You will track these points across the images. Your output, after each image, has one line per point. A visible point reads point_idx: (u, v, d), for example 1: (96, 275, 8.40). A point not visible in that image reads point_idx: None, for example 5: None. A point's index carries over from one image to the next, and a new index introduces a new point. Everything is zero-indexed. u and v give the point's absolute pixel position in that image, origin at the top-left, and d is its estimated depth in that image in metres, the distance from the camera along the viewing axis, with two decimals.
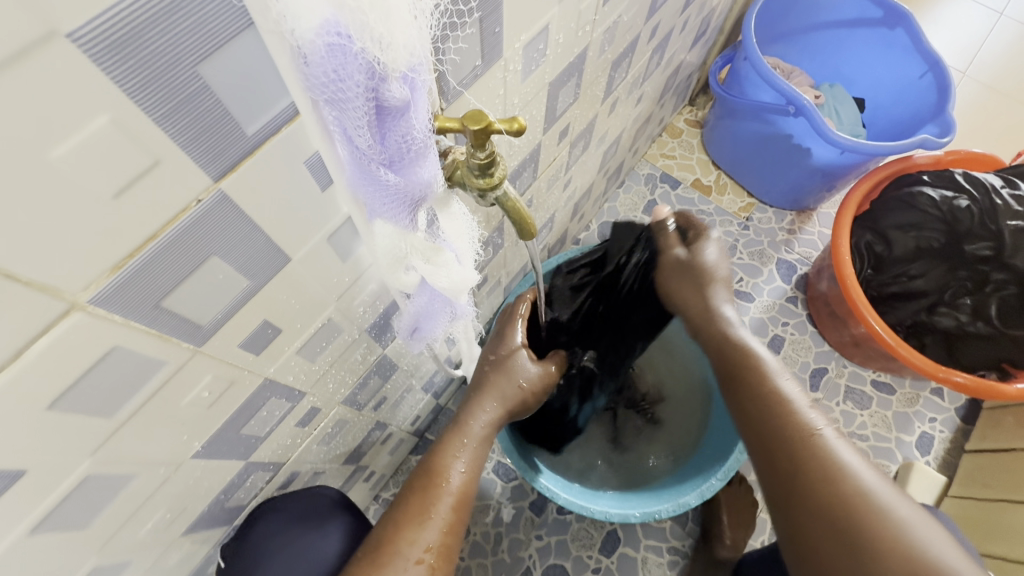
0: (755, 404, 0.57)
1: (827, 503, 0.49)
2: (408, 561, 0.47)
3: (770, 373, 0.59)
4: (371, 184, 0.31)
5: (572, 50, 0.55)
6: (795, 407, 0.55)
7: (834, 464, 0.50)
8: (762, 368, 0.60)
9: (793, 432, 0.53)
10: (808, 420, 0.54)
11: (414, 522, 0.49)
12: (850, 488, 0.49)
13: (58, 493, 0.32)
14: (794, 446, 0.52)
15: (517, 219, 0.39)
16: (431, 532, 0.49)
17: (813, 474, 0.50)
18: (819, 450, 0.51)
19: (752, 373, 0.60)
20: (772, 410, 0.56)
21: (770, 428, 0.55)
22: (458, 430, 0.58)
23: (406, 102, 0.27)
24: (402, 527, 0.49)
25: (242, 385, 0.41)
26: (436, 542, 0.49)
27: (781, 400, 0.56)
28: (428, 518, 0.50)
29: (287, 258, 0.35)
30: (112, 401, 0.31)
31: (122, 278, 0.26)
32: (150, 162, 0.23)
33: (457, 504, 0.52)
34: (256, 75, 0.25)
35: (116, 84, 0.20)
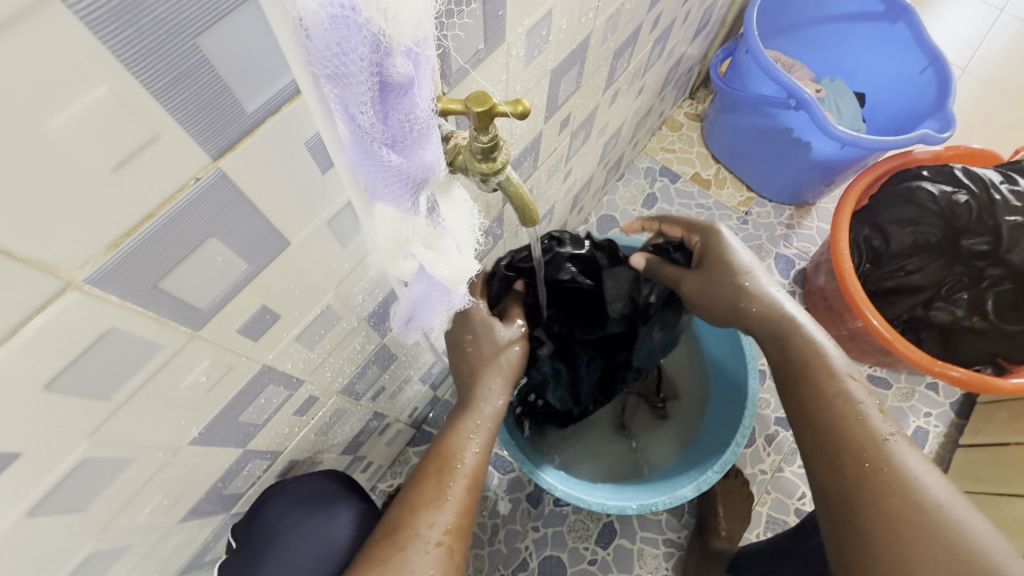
0: (814, 400, 0.54)
1: (895, 512, 0.45)
2: (427, 543, 0.46)
3: (838, 372, 0.55)
4: (373, 164, 0.30)
5: (575, 38, 0.55)
6: (863, 408, 0.52)
7: (904, 470, 0.47)
8: (827, 363, 0.56)
9: (858, 435, 0.50)
10: (876, 424, 0.51)
11: (431, 504, 0.49)
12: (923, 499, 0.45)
13: (57, 474, 0.32)
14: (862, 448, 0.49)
15: (520, 205, 0.39)
16: (447, 514, 0.48)
17: (880, 480, 0.47)
18: (887, 457, 0.48)
19: (818, 370, 0.56)
20: (835, 410, 0.53)
21: (835, 428, 0.52)
22: (468, 413, 0.57)
23: (410, 79, 0.26)
24: (419, 510, 0.48)
25: (240, 371, 0.40)
26: (454, 524, 0.48)
27: (848, 400, 0.53)
28: (445, 501, 0.49)
29: (286, 242, 0.35)
30: (110, 383, 0.30)
31: (119, 257, 0.25)
32: (148, 136, 0.22)
33: (472, 486, 0.51)
34: (257, 49, 0.24)
35: (112, 52, 0.20)
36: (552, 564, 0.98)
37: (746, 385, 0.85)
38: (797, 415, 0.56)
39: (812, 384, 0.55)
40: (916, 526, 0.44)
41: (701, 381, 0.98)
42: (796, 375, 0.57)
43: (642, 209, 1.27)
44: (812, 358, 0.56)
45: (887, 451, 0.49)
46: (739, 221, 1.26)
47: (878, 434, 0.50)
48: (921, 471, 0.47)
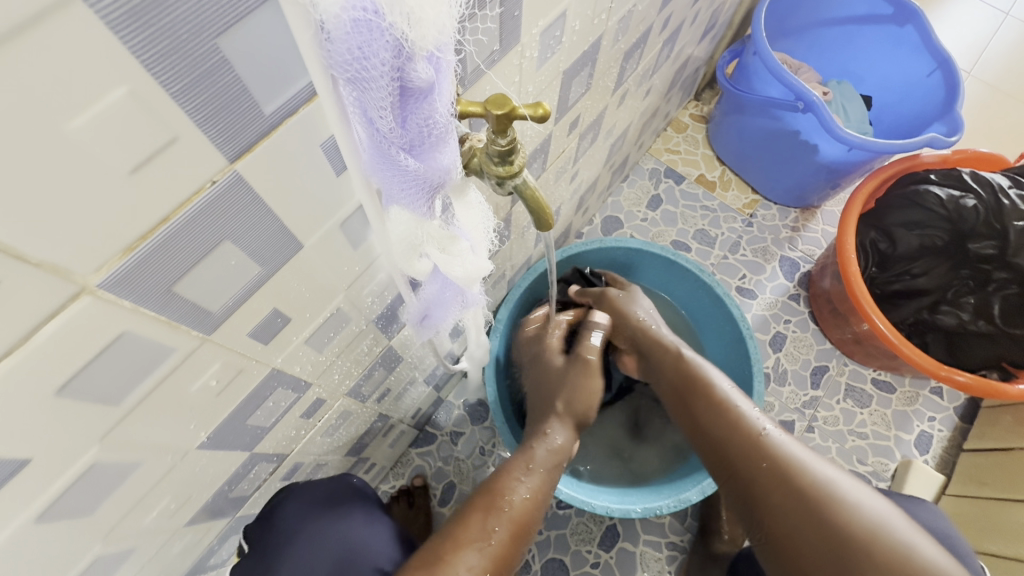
0: (706, 418, 0.61)
1: (786, 503, 0.52)
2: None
3: (716, 382, 0.62)
4: (390, 169, 0.30)
5: (587, 39, 0.54)
6: (744, 412, 0.59)
7: (791, 462, 0.54)
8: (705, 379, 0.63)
9: (743, 442, 0.57)
10: (756, 423, 0.58)
11: (470, 542, 0.48)
12: (815, 488, 0.52)
13: (65, 480, 0.31)
14: (747, 449, 0.56)
15: (536, 209, 0.38)
16: (481, 557, 0.47)
17: (769, 477, 0.54)
18: (767, 451, 0.55)
19: (701, 387, 0.63)
20: (721, 418, 0.59)
21: (725, 440, 0.58)
22: (520, 459, 0.58)
23: (430, 84, 0.26)
24: (455, 546, 0.48)
25: (249, 374, 0.40)
26: (485, 569, 0.47)
27: (730, 407, 0.60)
28: (484, 543, 0.48)
29: (299, 244, 0.34)
30: (120, 388, 0.30)
31: (132, 262, 0.24)
32: (168, 138, 0.22)
33: (514, 531, 0.51)
34: (277, 49, 0.24)
35: (132, 53, 0.19)
36: (554, 567, 0.98)
37: (751, 389, 0.84)
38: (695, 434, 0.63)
39: (700, 404, 0.62)
40: (813, 518, 0.50)
41: None
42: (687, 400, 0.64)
43: (647, 210, 1.27)
44: (695, 376, 0.64)
45: (772, 448, 0.55)
46: (743, 223, 1.26)
47: (756, 432, 0.57)
48: (805, 458, 0.54)
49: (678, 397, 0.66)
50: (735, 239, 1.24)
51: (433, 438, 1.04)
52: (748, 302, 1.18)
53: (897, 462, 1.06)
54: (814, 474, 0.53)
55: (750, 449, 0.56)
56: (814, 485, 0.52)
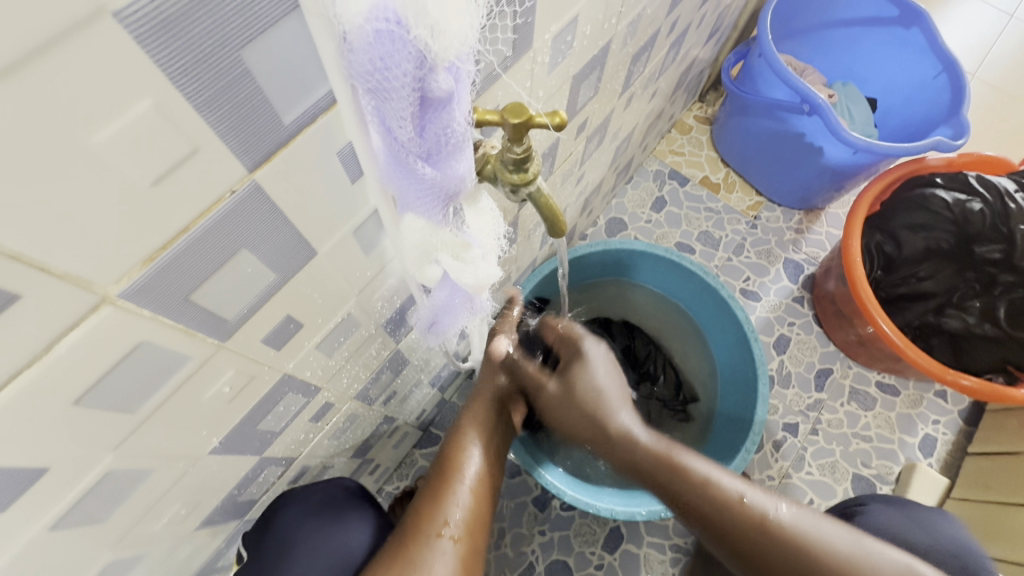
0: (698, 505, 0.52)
1: None
2: (431, 538, 0.47)
3: (688, 462, 0.53)
4: (407, 177, 0.30)
5: (597, 43, 0.54)
6: (733, 498, 0.51)
7: (809, 553, 0.48)
8: (684, 466, 0.53)
9: (751, 530, 0.50)
10: (759, 507, 0.50)
11: (439, 495, 0.51)
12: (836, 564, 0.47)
13: (80, 488, 0.31)
14: (757, 544, 0.50)
15: (549, 216, 0.38)
16: (453, 505, 0.50)
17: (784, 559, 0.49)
18: (779, 543, 0.49)
19: (675, 473, 0.53)
20: (713, 510, 0.51)
21: (725, 536, 0.51)
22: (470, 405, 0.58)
23: (449, 94, 0.26)
24: (426, 503, 0.50)
25: (262, 379, 0.40)
26: (460, 515, 0.50)
27: (716, 496, 0.51)
28: (453, 493, 0.50)
29: (313, 251, 0.34)
30: (137, 396, 0.30)
31: (152, 272, 0.24)
32: (189, 149, 0.22)
33: (481, 476, 0.53)
34: (298, 59, 0.24)
35: (158, 66, 0.19)
36: (558, 569, 0.97)
37: (756, 392, 0.84)
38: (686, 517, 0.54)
39: (684, 493, 0.52)
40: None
41: (709, 382, 1.00)
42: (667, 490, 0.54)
43: (651, 212, 1.27)
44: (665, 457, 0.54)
45: (783, 541, 0.49)
46: (747, 225, 1.26)
47: (761, 516, 0.50)
48: (819, 531, 0.49)
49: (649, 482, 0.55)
50: (739, 241, 1.24)
51: (437, 439, 1.04)
52: (752, 304, 1.18)
53: (901, 465, 1.06)
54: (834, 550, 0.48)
55: (761, 538, 0.49)
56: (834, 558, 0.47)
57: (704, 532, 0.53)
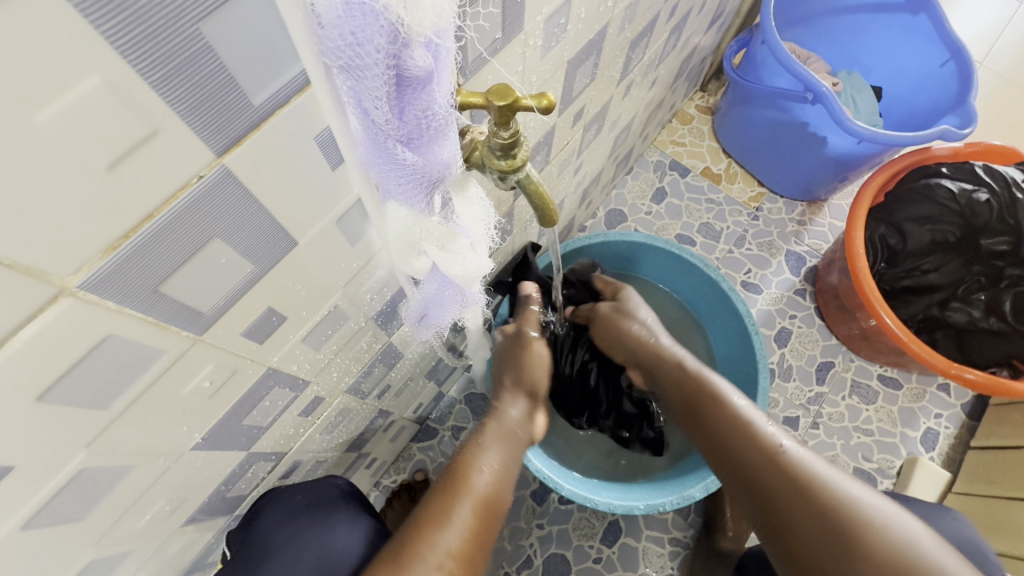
0: (723, 431, 0.59)
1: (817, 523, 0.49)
2: (429, 565, 0.45)
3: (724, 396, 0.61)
4: (387, 162, 0.29)
5: (593, 27, 0.52)
6: (757, 427, 0.57)
7: (815, 479, 0.51)
8: (715, 391, 0.63)
9: (764, 459, 0.54)
10: (773, 439, 0.56)
11: (435, 523, 0.48)
12: (831, 499, 0.49)
13: (53, 486, 0.31)
14: (767, 469, 0.54)
15: (539, 204, 0.37)
16: (451, 535, 0.47)
17: (779, 485, 0.52)
18: (792, 468, 0.53)
19: (709, 403, 0.62)
20: (737, 435, 0.58)
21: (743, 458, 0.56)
22: (476, 442, 0.57)
23: (429, 73, 0.24)
24: (421, 529, 0.47)
25: (244, 374, 0.39)
26: (457, 547, 0.47)
27: (742, 422, 0.58)
28: (451, 521, 0.48)
29: (293, 242, 0.33)
30: (107, 392, 0.29)
31: (115, 261, 0.23)
32: (148, 131, 0.21)
33: (480, 507, 0.50)
34: (264, 37, 0.22)
35: (105, 38, 0.18)
36: (556, 562, 0.97)
37: (756, 385, 0.83)
38: (710, 445, 0.60)
39: (713, 416, 0.61)
40: (828, 526, 0.48)
41: None
42: (698, 412, 0.62)
43: (651, 203, 1.25)
44: (703, 388, 0.64)
45: (794, 466, 0.53)
46: (749, 216, 1.24)
47: (780, 451, 0.54)
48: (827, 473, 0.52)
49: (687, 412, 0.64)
50: (741, 233, 1.22)
51: (434, 433, 1.03)
52: (754, 297, 1.17)
53: (903, 459, 1.05)
54: (834, 487, 0.50)
55: (772, 470, 0.54)
56: (830, 493, 0.50)
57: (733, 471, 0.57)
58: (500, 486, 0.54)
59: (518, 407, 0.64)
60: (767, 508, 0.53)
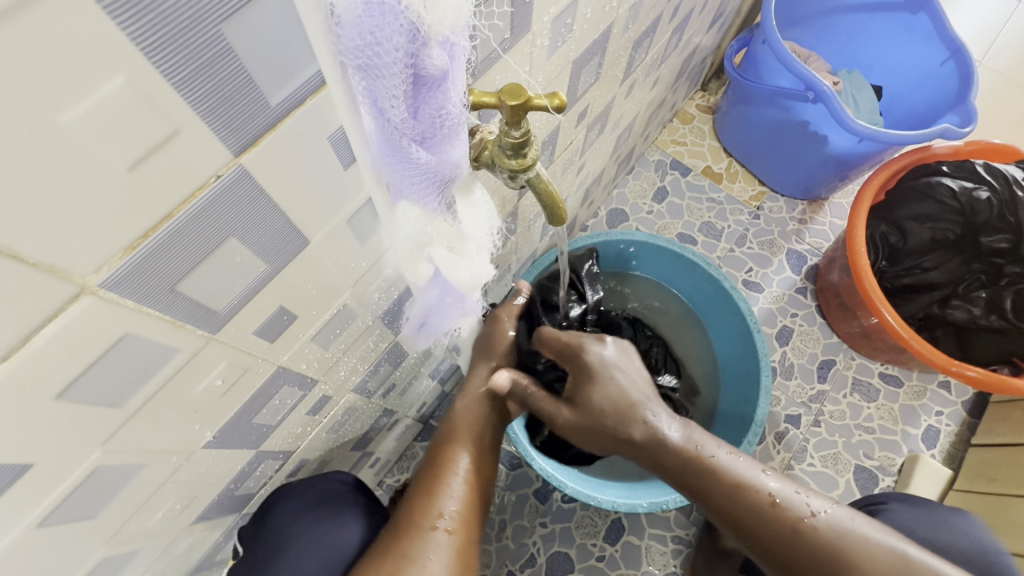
0: (731, 508, 0.52)
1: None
2: (426, 530, 0.47)
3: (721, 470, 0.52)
4: (399, 160, 0.29)
5: (598, 27, 0.53)
6: (767, 498, 0.51)
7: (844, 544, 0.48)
8: (715, 465, 0.52)
9: (785, 532, 0.49)
10: (792, 507, 0.50)
11: (427, 492, 0.50)
12: (867, 564, 0.47)
13: (68, 484, 0.31)
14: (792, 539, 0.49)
15: (549, 203, 0.37)
16: (445, 501, 0.49)
17: (808, 555, 0.48)
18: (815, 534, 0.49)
19: (708, 482, 0.52)
20: (749, 508, 0.51)
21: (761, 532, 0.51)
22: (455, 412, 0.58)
23: (444, 72, 0.25)
24: (418, 499, 0.50)
25: (255, 373, 0.39)
26: (453, 510, 0.49)
27: (750, 496, 0.51)
28: (442, 488, 0.50)
29: (305, 241, 0.33)
30: (123, 391, 0.29)
31: (135, 260, 0.23)
32: (168, 131, 0.21)
33: (468, 472, 0.52)
34: (282, 40, 0.22)
35: (129, 39, 0.18)
36: (559, 561, 0.97)
37: (758, 383, 0.84)
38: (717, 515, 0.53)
39: (715, 495, 0.52)
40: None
41: (711, 377, 0.99)
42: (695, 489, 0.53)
43: (652, 202, 1.25)
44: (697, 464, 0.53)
45: (818, 534, 0.49)
46: (750, 215, 1.24)
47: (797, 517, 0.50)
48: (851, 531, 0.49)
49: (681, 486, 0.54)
50: (742, 232, 1.23)
51: None
52: (755, 296, 1.17)
53: (904, 456, 1.05)
54: (867, 548, 0.47)
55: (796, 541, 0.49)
56: (865, 562, 0.47)
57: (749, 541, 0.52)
58: (482, 448, 0.54)
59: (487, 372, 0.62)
60: (788, 568, 0.50)
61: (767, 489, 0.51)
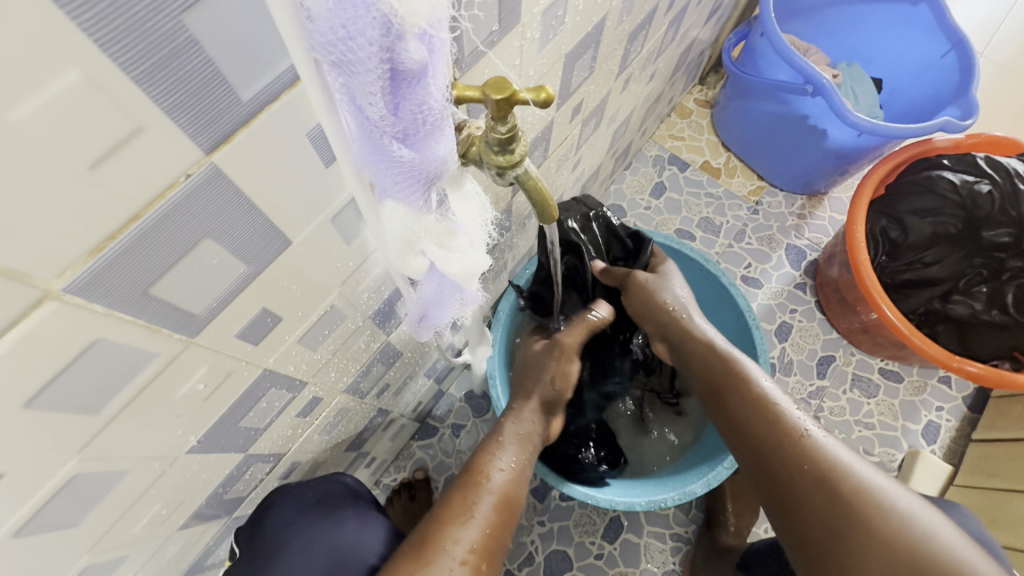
0: (742, 410, 0.58)
1: (828, 504, 0.48)
2: (453, 561, 0.45)
3: (752, 377, 0.59)
4: (382, 160, 0.28)
5: (591, 20, 0.52)
6: (783, 411, 0.56)
7: (834, 465, 0.50)
8: (743, 372, 0.60)
9: (783, 436, 0.53)
10: (796, 422, 0.54)
11: (457, 519, 0.49)
12: (851, 484, 0.48)
13: (44, 493, 0.30)
14: (786, 444, 0.53)
15: (538, 200, 0.36)
16: (471, 531, 0.48)
17: (798, 468, 0.51)
18: (810, 449, 0.52)
19: (733, 383, 0.60)
20: (758, 414, 0.56)
21: (762, 437, 0.55)
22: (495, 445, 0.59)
23: (423, 66, 0.24)
24: (444, 524, 0.48)
25: (240, 376, 0.38)
26: (478, 542, 0.48)
27: (766, 403, 0.57)
28: (471, 517, 0.49)
29: (287, 241, 0.32)
30: (98, 397, 0.28)
31: (101, 263, 0.22)
32: (132, 128, 0.20)
33: (499, 502, 0.52)
34: (249, 33, 0.21)
35: (84, 31, 0.17)
36: (557, 559, 0.97)
37: None
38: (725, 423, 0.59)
39: (732, 394, 0.59)
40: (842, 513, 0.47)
41: None
42: (721, 389, 0.61)
43: (650, 198, 1.24)
44: (725, 370, 0.62)
45: (812, 450, 0.51)
46: (749, 211, 1.23)
47: (798, 432, 0.53)
48: (846, 461, 0.50)
49: (710, 392, 0.62)
50: (740, 227, 1.22)
51: (434, 431, 1.02)
52: (754, 291, 1.16)
53: (904, 452, 1.05)
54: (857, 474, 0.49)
55: (789, 447, 0.53)
56: (849, 490, 0.48)
57: (750, 449, 0.56)
58: (519, 485, 0.56)
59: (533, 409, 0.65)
60: (778, 483, 0.53)
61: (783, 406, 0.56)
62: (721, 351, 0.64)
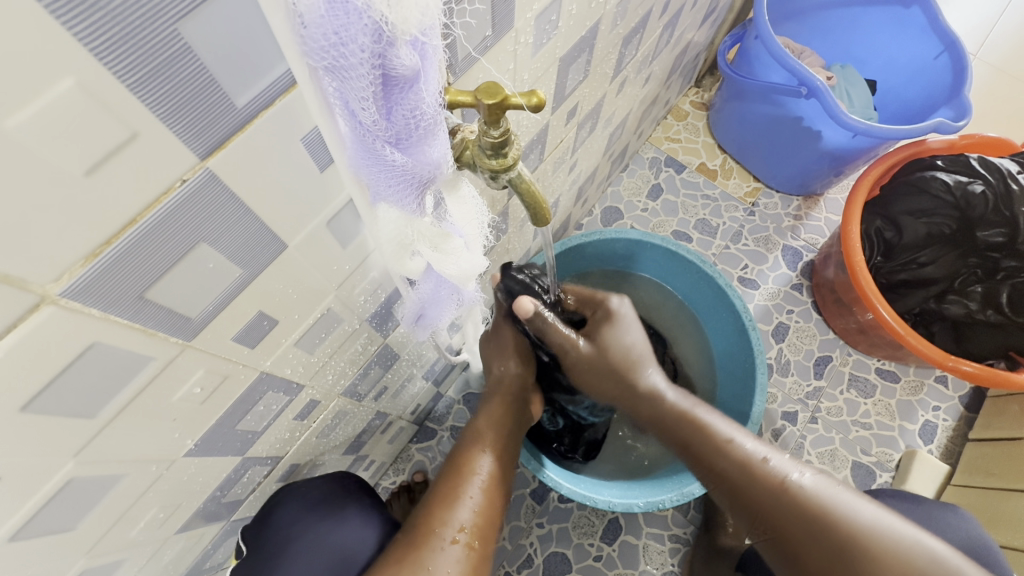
0: (720, 467, 0.56)
1: (829, 553, 0.49)
2: (444, 541, 0.47)
3: (719, 435, 0.57)
4: (375, 163, 0.28)
5: (585, 23, 0.52)
6: (764, 464, 0.54)
7: (827, 515, 0.50)
8: (709, 428, 0.58)
9: (769, 492, 0.53)
10: (782, 476, 0.53)
11: (446, 501, 0.51)
12: (846, 530, 0.49)
13: (41, 497, 0.30)
14: (775, 498, 0.52)
15: (532, 204, 0.37)
16: (463, 512, 0.50)
17: (793, 520, 0.51)
18: (799, 500, 0.51)
19: (703, 440, 0.58)
20: (739, 469, 0.55)
21: (750, 492, 0.54)
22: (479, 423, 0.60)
23: (416, 71, 0.24)
24: (433, 508, 0.50)
25: (236, 379, 0.38)
26: (470, 522, 0.50)
27: (743, 459, 0.55)
28: (462, 499, 0.51)
29: (283, 244, 0.32)
30: (95, 400, 0.28)
31: (98, 268, 0.23)
32: (127, 134, 0.20)
33: (487, 485, 0.53)
34: (245, 39, 0.22)
35: (79, 40, 0.17)
36: (556, 561, 0.97)
37: (754, 380, 0.83)
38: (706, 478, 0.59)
39: (704, 451, 0.57)
40: (840, 560, 0.48)
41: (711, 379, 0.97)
42: (689, 444, 0.59)
43: (647, 200, 1.25)
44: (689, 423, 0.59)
45: (803, 501, 0.51)
46: (745, 212, 1.24)
47: (785, 485, 0.53)
48: (838, 504, 0.50)
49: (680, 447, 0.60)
50: (737, 228, 1.22)
51: (433, 433, 1.02)
52: (751, 292, 1.17)
53: (901, 452, 1.05)
54: (846, 516, 0.49)
55: (780, 503, 0.52)
56: (847, 540, 0.48)
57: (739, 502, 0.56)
58: (502, 457, 0.57)
59: (512, 382, 0.65)
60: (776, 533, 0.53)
61: (762, 459, 0.55)
62: (680, 404, 0.60)
